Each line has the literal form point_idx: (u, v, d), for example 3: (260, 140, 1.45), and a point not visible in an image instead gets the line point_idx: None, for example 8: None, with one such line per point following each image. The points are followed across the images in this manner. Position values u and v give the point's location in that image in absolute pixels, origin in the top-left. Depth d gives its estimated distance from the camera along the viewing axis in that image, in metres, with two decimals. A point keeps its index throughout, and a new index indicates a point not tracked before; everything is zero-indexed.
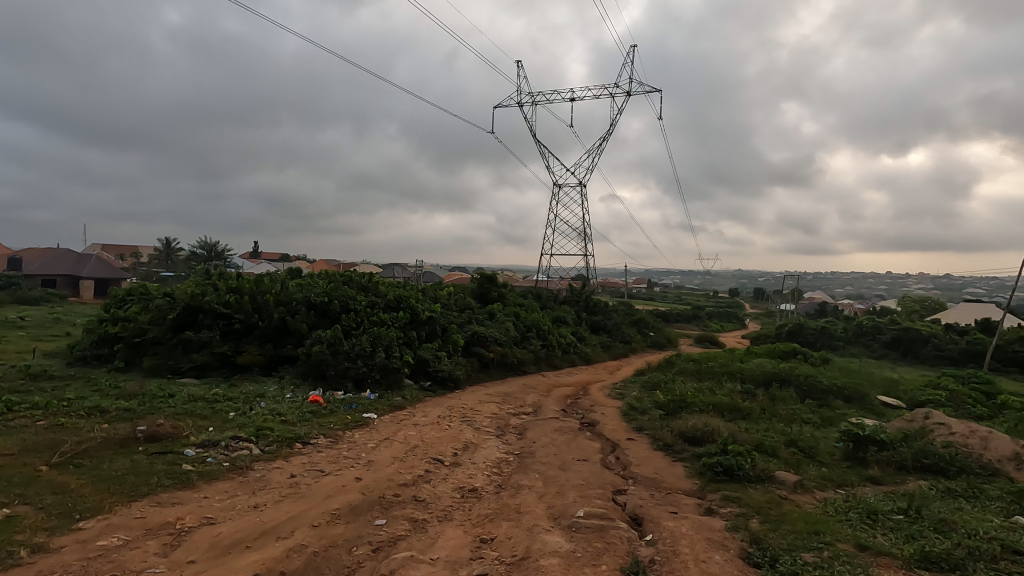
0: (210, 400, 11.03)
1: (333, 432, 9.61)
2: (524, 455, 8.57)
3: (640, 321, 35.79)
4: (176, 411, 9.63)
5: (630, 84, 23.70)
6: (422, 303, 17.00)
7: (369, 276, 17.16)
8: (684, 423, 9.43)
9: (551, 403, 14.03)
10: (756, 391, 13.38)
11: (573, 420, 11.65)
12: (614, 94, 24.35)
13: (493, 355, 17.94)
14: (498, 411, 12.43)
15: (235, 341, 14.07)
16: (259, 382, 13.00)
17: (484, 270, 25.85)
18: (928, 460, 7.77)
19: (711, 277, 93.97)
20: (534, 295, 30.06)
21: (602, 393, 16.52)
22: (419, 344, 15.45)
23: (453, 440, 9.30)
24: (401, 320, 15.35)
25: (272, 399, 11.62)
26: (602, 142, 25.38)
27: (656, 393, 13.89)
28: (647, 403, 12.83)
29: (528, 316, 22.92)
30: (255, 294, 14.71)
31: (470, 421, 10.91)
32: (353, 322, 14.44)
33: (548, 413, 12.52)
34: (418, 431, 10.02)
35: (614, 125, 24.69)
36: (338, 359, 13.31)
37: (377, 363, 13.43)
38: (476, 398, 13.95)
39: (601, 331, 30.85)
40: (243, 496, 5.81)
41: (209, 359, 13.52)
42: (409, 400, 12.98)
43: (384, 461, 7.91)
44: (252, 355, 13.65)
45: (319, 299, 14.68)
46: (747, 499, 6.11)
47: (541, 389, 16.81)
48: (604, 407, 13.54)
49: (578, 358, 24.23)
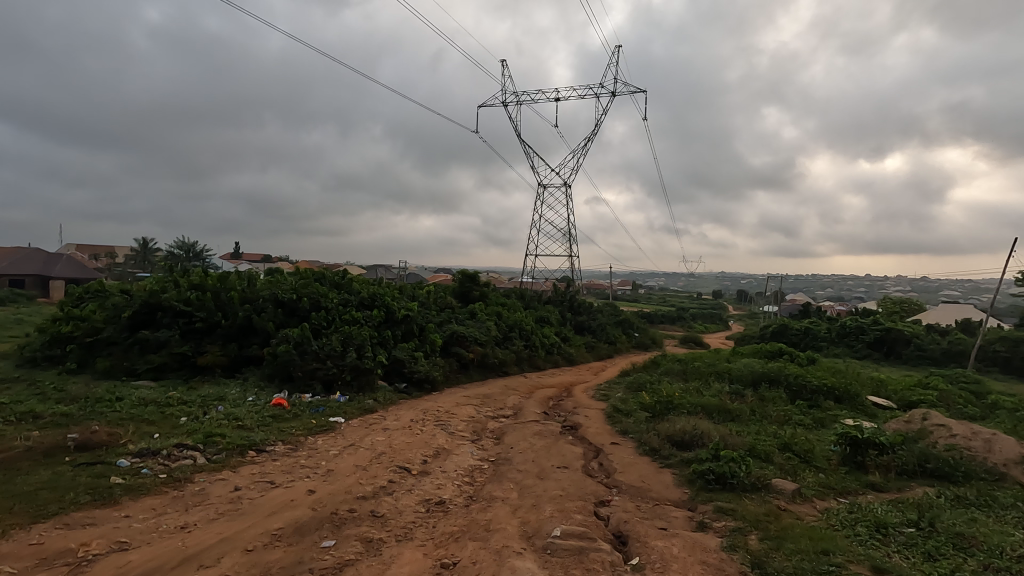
0: (162, 404, 10.20)
1: (294, 438, 8.85)
2: (499, 462, 7.91)
3: (624, 321, 35.40)
4: (120, 416, 8.81)
5: (616, 80, 23.23)
6: (399, 301, 16.26)
7: (343, 273, 16.37)
8: (671, 426, 8.85)
9: (532, 405, 13.39)
10: (745, 391, 12.89)
11: (555, 423, 11.02)
12: (600, 90, 23.87)
13: (473, 356, 17.26)
14: (476, 414, 11.75)
15: (196, 341, 13.22)
16: (220, 384, 12.17)
17: (465, 269, 25.18)
18: (932, 464, 7.29)
19: (695, 279, 94.35)
20: (518, 295, 29.43)
21: (586, 395, 15.92)
22: (394, 344, 14.71)
23: (424, 446, 8.60)
24: (375, 318, 14.61)
25: (232, 403, 10.82)
26: (587, 140, 25.01)
27: (642, 395, 13.33)
28: (633, 405, 12.24)
29: (510, 315, 22.30)
30: (219, 291, 13.86)
31: (444, 425, 10.22)
32: (324, 321, 13.66)
33: (528, 416, 11.88)
34: (387, 436, 9.30)
35: (600, 122, 24.20)
36: (306, 359, 12.53)
37: (348, 364, 12.68)
38: (454, 401, 13.25)
39: (586, 331, 30.34)
40: (172, 515, 5.07)
41: (168, 360, 12.67)
42: (381, 403, 12.26)
43: (344, 470, 7.19)
44: (214, 356, 12.82)
45: (287, 296, 13.87)
46: (743, 510, 5.51)
47: (523, 390, 16.19)
48: (587, 409, 12.94)
49: (562, 358, 23.66)
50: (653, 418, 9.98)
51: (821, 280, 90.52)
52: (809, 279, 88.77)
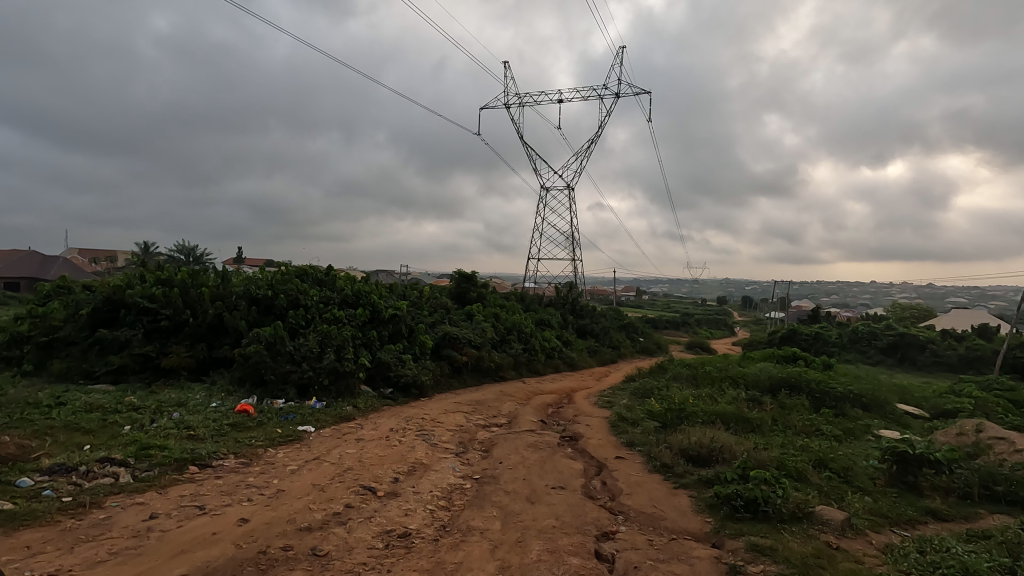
0: (109, 409, 9.06)
1: (250, 451, 7.70)
2: (484, 480, 6.73)
3: (628, 325, 34.27)
4: (51, 425, 7.68)
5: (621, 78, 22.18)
6: (387, 300, 15.12)
7: (327, 270, 15.26)
8: (685, 437, 7.68)
9: (528, 413, 12.21)
10: (763, 398, 11.66)
11: (552, 433, 9.83)
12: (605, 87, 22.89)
13: (467, 359, 16.09)
14: (464, 422, 10.56)
15: (161, 341, 12.10)
16: (184, 389, 11.04)
17: (462, 269, 24.08)
18: (1001, 488, 6.10)
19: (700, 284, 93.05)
20: (517, 297, 28.25)
21: (587, 402, 14.75)
22: (380, 346, 13.56)
23: (399, 460, 7.41)
24: (359, 318, 13.48)
25: (191, 408, 9.69)
26: (591, 140, 24.09)
27: (649, 402, 12.13)
28: (639, 413, 11.05)
29: (509, 317, 21.14)
30: (189, 287, 12.75)
31: (426, 435, 9.03)
32: (302, 320, 12.55)
33: (523, 424, 10.70)
34: (359, 448, 8.13)
35: (604, 118, 23.12)
36: (280, 361, 11.40)
37: (325, 366, 11.53)
38: (443, 407, 12.09)
39: (588, 335, 29.14)
40: (47, 557, 3.94)
41: (128, 362, 11.56)
42: (362, 410, 11.09)
43: (297, 491, 6.03)
44: (180, 357, 11.71)
45: (263, 293, 12.76)
46: (785, 550, 4.34)
47: (519, 396, 15.00)
48: (588, 418, 11.74)
49: (563, 363, 22.47)
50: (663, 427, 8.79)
51: (829, 285, 89.05)
52: (816, 285, 87.19)
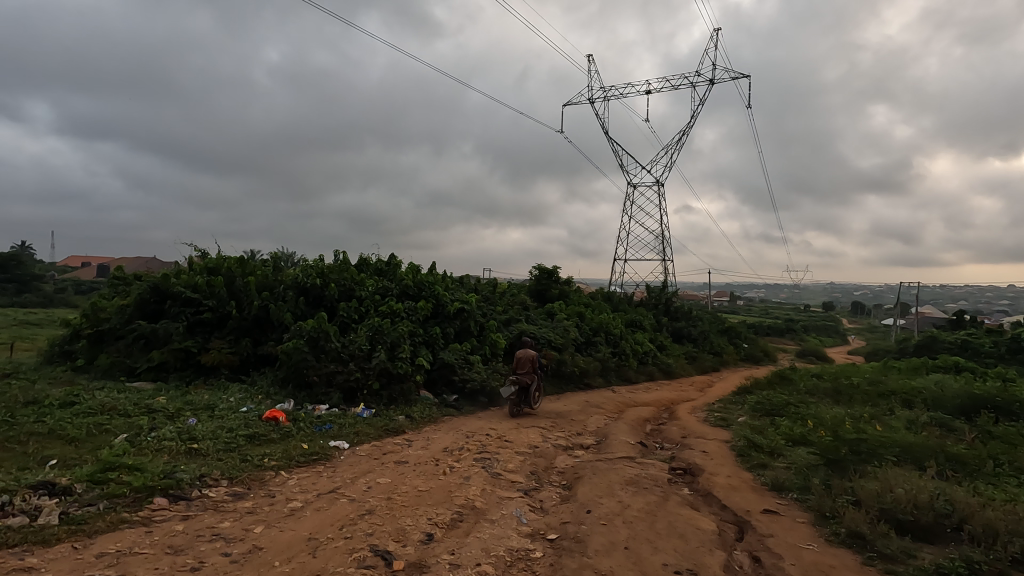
0: (121, 411, 7.67)
1: (253, 475, 5.82)
2: (564, 545, 4.36)
3: (730, 329, 30.48)
4: (31, 432, 6.27)
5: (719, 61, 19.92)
6: (454, 293, 13.18)
7: (390, 259, 13.57)
8: (883, 485, 4.86)
9: (622, 431, 9.67)
10: (957, 424, 8.33)
11: (658, 463, 7.28)
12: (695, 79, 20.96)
13: (546, 363, 13.79)
14: (541, 441, 8.26)
15: (204, 335, 10.86)
16: (220, 390, 9.62)
17: (542, 264, 21.84)
18: None
19: (805, 288, 84.45)
20: (604, 296, 25.56)
21: (694, 417, 11.93)
22: (444, 345, 11.63)
23: (441, 500, 5.21)
24: (420, 311, 11.60)
25: (215, 412, 8.16)
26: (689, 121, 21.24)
27: (785, 424, 9.18)
28: (776, 438, 8.19)
29: (595, 316, 18.59)
30: (235, 275, 11.47)
31: (489, 460, 6.80)
32: (354, 315, 10.86)
33: (617, 447, 8.22)
34: (395, 477, 6.02)
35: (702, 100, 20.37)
36: (324, 360, 9.72)
37: (375, 367, 9.69)
38: (531, 414, 10.68)
39: (685, 340, 25.85)
40: None
41: (169, 358, 10.41)
42: (416, 421, 9.10)
43: (274, 552, 3.99)
44: (220, 353, 10.39)
45: (312, 282, 11.21)
46: None
47: (609, 408, 12.47)
48: (701, 440, 9.03)
49: (658, 371, 19.52)
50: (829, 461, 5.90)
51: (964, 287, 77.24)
52: (950, 287, 76.03)
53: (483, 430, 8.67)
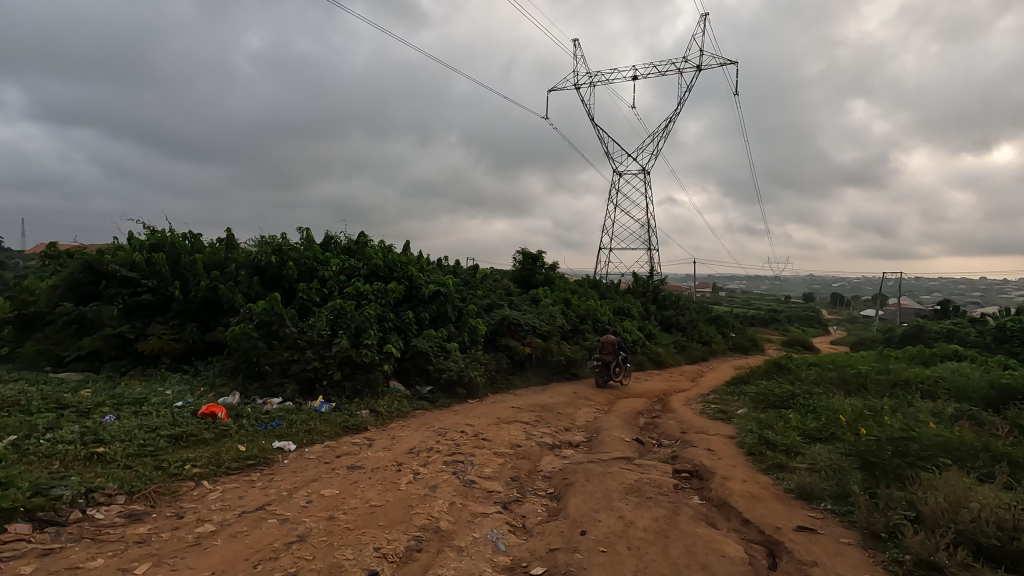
0: (24, 407, 6.43)
1: (165, 487, 4.66)
2: None
3: (718, 318, 29.75)
4: None
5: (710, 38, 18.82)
6: (430, 274, 12.02)
7: (360, 239, 12.34)
8: (952, 497, 3.89)
9: (615, 425, 8.67)
10: (989, 417, 7.45)
11: (660, 464, 6.27)
12: (684, 63, 19.97)
13: (531, 351, 12.73)
14: (524, 439, 7.21)
15: (144, 320, 9.61)
16: (157, 381, 8.40)
17: (526, 249, 20.76)
18: None
19: (789, 279, 84.60)
20: (590, 283, 24.54)
21: (689, 410, 10.97)
22: (417, 332, 10.50)
23: (397, 521, 4.11)
24: (390, 294, 10.44)
25: (142, 408, 6.96)
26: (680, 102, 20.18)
27: (795, 418, 8.23)
28: (790, 435, 7.24)
29: (582, 303, 17.58)
30: (181, 253, 10.18)
31: (461, 464, 5.70)
32: (314, 297, 9.67)
33: (611, 444, 7.21)
34: (345, 488, 4.89)
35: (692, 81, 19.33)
36: (278, 347, 8.52)
37: (336, 355, 8.53)
38: (512, 407, 9.65)
39: (673, 329, 24.99)
40: None
41: (102, 346, 9.14)
42: (382, 417, 7.97)
43: None
44: (160, 340, 9.16)
45: (268, 260, 9.96)
46: None
47: (598, 400, 11.47)
48: (703, 435, 8.06)
49: (648, 360, 18.59)
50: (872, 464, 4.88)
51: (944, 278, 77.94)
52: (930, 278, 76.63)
53: (459, 427, 7.59)
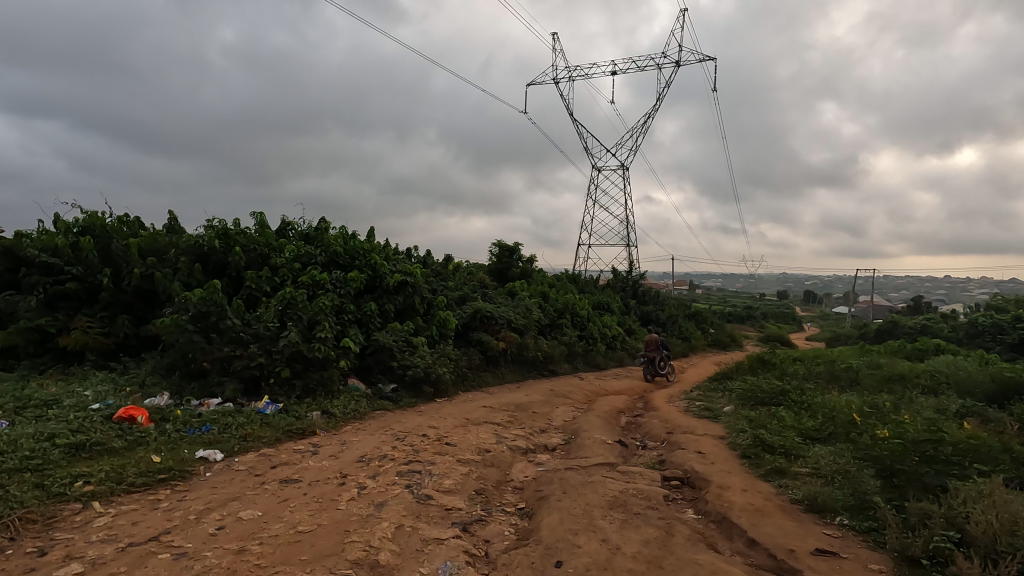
0: None
1: (38, 513, 3.73)
2: None
3: (697, 314, 29.36)
4: None
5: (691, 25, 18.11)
6: (396, 263, 11.10)
7: (320, 225, 11.37)
8: (1006, 515, 3.21)
9: (596, 425, 7.92)
10: (997, 414, 6.89)
11: (647, 471, 5.52)
12: (663, 54, 19.31)
13: (505, 346, 11.92)
14: (494, 442, 6.40)
15: (68, 313, 8.52)
16: (77, 381, 7.37)
17: (502, 241, 19.94)
18: None
19: (764, 276, 85.42)
20: (568, 278, 23.82)
21: (673, 408, 10.29)
22: (380, 325, 9.60)
23: (326, 554, 3.27)
24: (350, 283, 9.50)
25: (48, 412, 5.96)
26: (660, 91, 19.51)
27: (789, 417, 7.58)
28: (786, 435, 6.57)
29: (560, 297, 16.83)
30: (113, 237, 9.09)
31: (417, 475, 4.86)
32: (263, 286, 8.70)
33: (591, 447, 6.46)
34: (270, 510, 4.01)
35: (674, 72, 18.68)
36: (217, 342, 7.55)
37: (284, 351, 7.60)
38: (484, 406, 8.84)
39: (652, 324, 24.45)
40: None
41: (17, 341, 8.05)
42: (335, 419, 7.10)
43: None
44: (85, 335, 8.11)
45: (211, 245, 8.93)
46: None
47: (577, 398, 10.74)
48: (690, 435, 7.37)
49: (628, 356, 17.93)
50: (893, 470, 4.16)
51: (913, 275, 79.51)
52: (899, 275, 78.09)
53: (421, 430, 6.75)
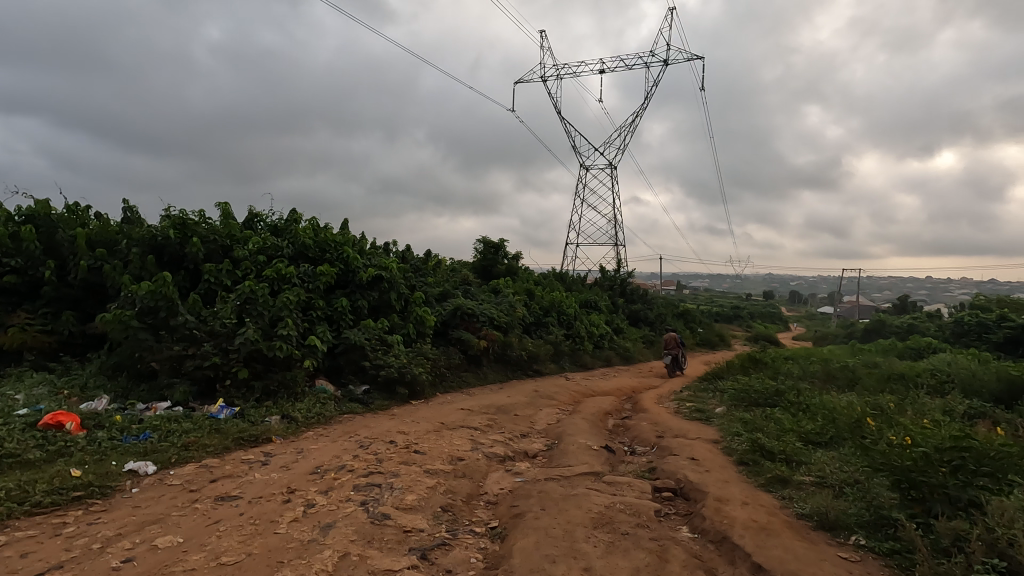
0: None
1: None
2: None
3: (686, 313, 29.01)
4: None
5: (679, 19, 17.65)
6: (371, 257, 10.48)
7: (291, 217, 10.71)
8: None
9: (582, 429, 7.38)
10: (1010, 415, 6.45)
11: (636, 481, 4.99)
12: (652, 47, 18.82)
13: (488, 345, 11.35)
14: (469, 449, 5.82)
15: (7, 309, 7.81)
16: (10, 383, 6.68)
17: (487, 237, 19.37)
18: None
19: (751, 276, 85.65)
20: (556, 276, 23.28)
21: (663, 409, 9.78)
22: (351, 322, 8.98)
23: None
24: (319, 278, 8.87)
25: None
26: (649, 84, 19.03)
27: (787, 419, 7.08)
28: (786, 440, 6.07)
29: (547, 294, 16.30)
30: (59, 226, 8.38)
31: (377, 489, 4.27)
32: (223, 280, 8.05)
33: (575, 453, 5.92)
34: (194, 535, 3.39)
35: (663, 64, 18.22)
36: (167, 340, 6.89)
37: (242, 349, 6.96)
38: (463, 408, 8.28)
39: (641, 323, 24.00)
40: None
41: None
42: (296, 424, 6.48)
43: None
44: (23, 333, 7.41)
45: (166, 235, 8.26)
46: None
47: (562, 399, 10.21)
48: (681, 440, 6.86)
49: (616, 356, 17.43)
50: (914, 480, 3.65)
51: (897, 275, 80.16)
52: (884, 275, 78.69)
53: (390, 436, 6.16)
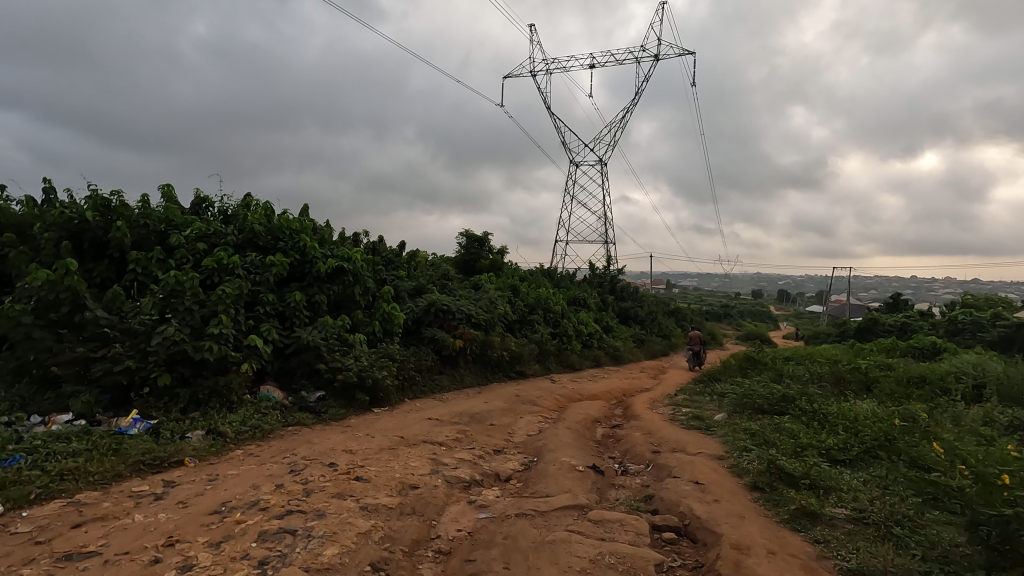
0: None
1: None
2: None
3: (677, 312, 28.16)
4: None
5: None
6: (333, 246, 9.38)
7: (244, 202, 9.57)
8: None
9: (566, 443, 6.38)
10: None
11: (629, 516, 3.99)
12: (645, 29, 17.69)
13: (465, 345, 10.33)
14: (427, 472, 4.79)
15: None
16: None
17: (470, 230, 18.31)
18: None
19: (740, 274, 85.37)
20: (543, 272, 22.25)
21: (657, 416, 8.80)
22: (305, 319, 7.89)
23: None
24: (268, 269, 7.77)
25: None
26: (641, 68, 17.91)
27: (802, 431, 6.12)
28: (807, 458, 5.11)
29: (532, 291, 15.28)
30: None
31: (288, 538, 3.21)
32: (151, 271, 6.94)
33: (555, 476, 4.92)
34: None
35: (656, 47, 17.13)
36: (72, 341, 5.78)
37: (163, 351, 5.87)
38: (431, 417, 7.25)
39: (632, 321, 23.09)
40: None
41: None
42: (224, 440, 5.42)
43: None
44: None
45: (85, 218, 7.11)
46: None
47: (546, 404, 9.21)
48: (679, 456, 5.87)
49: (605, 356, 16.50)
50: (1010, 534, 2.67)
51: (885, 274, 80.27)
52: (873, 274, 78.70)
53: (333, 455, 5.11)
